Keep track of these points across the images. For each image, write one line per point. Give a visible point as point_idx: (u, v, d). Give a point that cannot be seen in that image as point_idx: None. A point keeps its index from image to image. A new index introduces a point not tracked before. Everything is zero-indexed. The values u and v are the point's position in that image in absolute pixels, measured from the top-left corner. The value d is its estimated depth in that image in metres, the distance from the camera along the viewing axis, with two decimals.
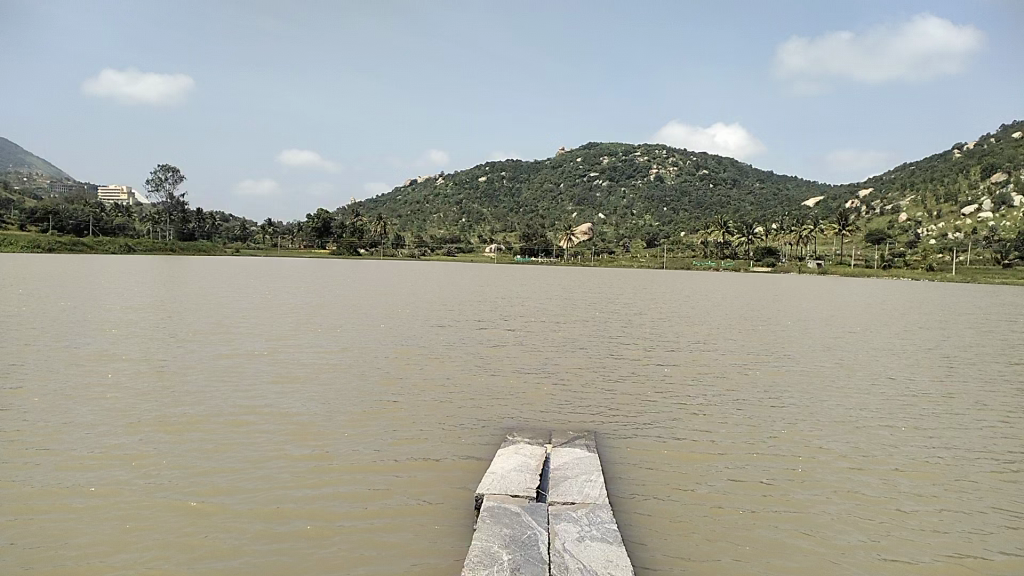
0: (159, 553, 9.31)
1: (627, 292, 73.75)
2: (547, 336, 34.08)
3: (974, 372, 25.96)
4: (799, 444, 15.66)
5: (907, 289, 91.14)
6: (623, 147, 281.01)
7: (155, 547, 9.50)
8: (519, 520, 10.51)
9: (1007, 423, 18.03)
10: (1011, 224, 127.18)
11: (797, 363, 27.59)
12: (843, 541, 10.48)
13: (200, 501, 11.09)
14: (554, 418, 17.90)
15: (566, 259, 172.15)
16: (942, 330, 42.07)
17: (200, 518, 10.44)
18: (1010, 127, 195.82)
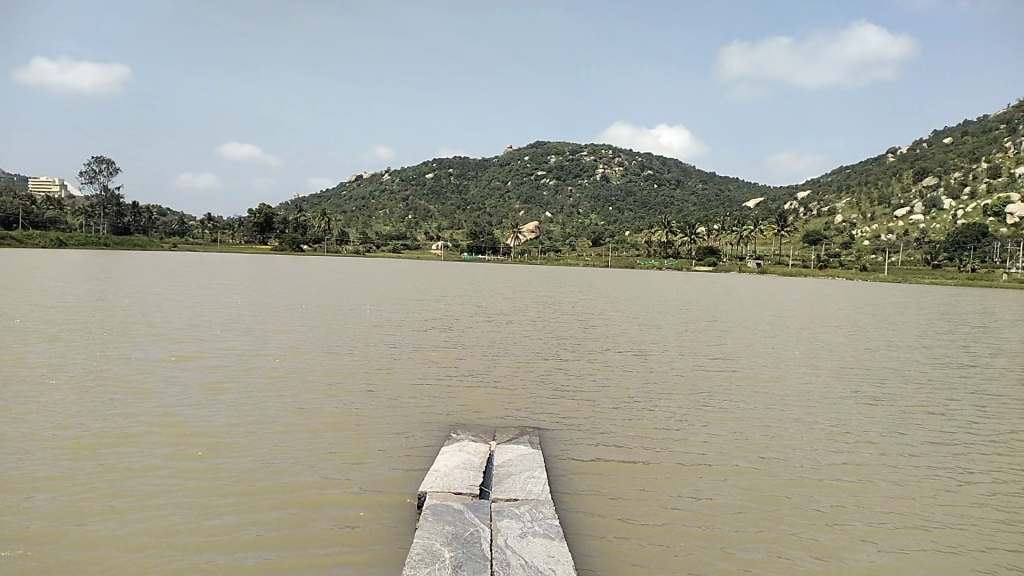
0: (95, 566, 8.81)
1: (572, 290, 74.01)
2: (493, 336, 33.57)
3: (909, 372, 26.78)
4: (740, 443, 15.83)
5: (841, 289, 94.06)
6: (569, 146, 282.22)
7: (86, 560, 8.98)
8: (462, 518, 10.49)
9: (936, 422, 18.58)
10: (941, 226, 132.20)
11: (741, 362, 27.93)
12: (782, 535, 10.72)
13: (140, 509, 10.54)
14: (503, 419, 17.57)
15: (513, 257, 172.55)
16: (877, 329, 43.44)
17: (139, 528, 9.90)
18: (940, 134, 203.14)
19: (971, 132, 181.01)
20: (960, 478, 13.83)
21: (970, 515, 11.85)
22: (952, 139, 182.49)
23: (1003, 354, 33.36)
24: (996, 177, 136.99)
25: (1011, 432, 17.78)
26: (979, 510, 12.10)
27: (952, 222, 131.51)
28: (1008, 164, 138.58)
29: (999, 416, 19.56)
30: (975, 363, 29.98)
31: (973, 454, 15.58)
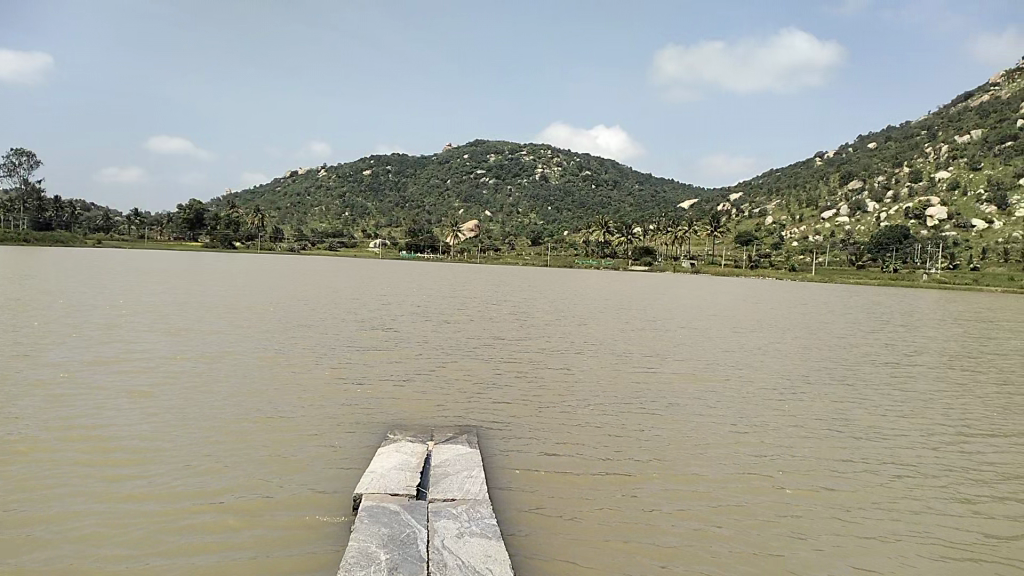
0: None
1: (510, 290, 73.96)
2: (433, 335, 33.22)
3: (835, 370, 27.72)
4: (675, 441, 16.10)
5: (772, 288, 96.85)
6: (508, 145, 282.58)
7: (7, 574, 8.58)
8: (397, 520, 10.36)
9: (860, 418, 19.25)
10: (865, 228, 137.08)
11: (676, 361, 28.43)
12: (717, 530, 10.95)
13: (65, 520, 10.11)
14: (443, 420, 17.37)
15: (451, 255, 172.06)
16: (806, 328, 44.80)
17: (61, 540, 9.49)
18: (865, 138, 210.43)
19: (895, 137, 187.99)
20: (888, 471, 14.27)
21: (897, 507, 12.23)
22: (876, 144, 189.25)
23: (926, 353, 34.70)
24: (917, 182, 142.82)
25: (931, 426, 18.52)
26: (904, 501, 12.50)
27: (876, 225, 136.54)
28: (928, 169, 144.57)
29: (920, 411, 20.34)
30: (899, 361, 31.05)
31: (900, 447, 16.07)
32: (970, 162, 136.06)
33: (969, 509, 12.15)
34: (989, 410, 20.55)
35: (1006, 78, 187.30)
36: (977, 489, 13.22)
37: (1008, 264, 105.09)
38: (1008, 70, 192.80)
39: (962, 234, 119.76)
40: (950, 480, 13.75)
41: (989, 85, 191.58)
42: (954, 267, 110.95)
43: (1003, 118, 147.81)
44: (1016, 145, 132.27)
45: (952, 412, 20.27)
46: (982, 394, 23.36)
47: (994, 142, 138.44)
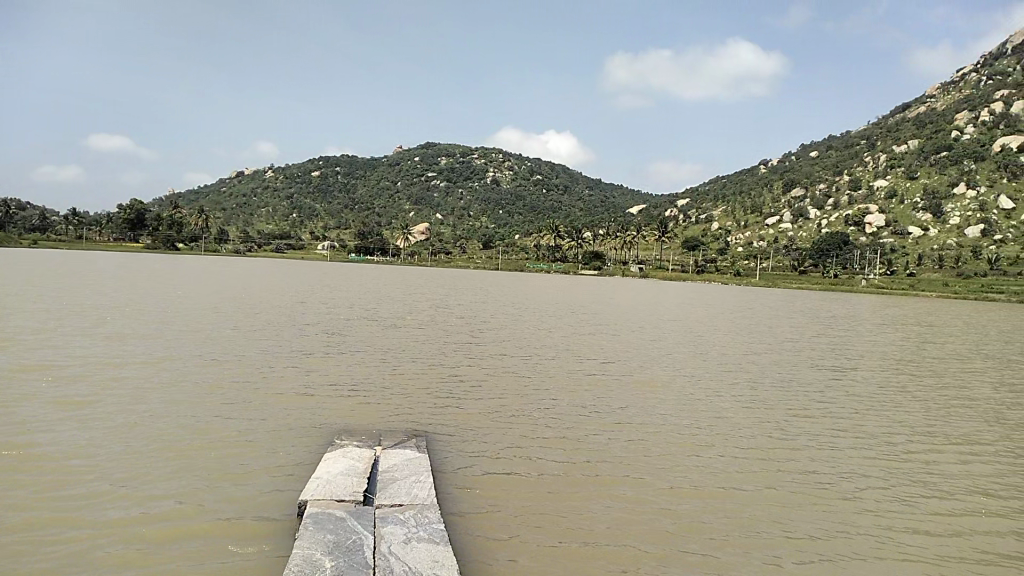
0: None
1: (461, 293, 73.70)
2: (383, 339, 32.84)
3: (777, 374, 28.38)
4: (622, 444, 16.23)
5: (718, 293, 98.70)
6: (459, 148, 281.98)
7: None
8: (343, 526, 10.23)
9: (801, 421, 19.75)
10: (806, 234, 140.65)
11: (624, 364, 28.72)
12: (663, 533, 11.13)
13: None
14: (392, 426, 17.13)
15: (402, 258, 171.04)
16: (751, 333, 45.81)
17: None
18: (807, 147, 216.00)
19: (836, 146, 193.42)
20: (832, 475, 14.56)
21: (839, 510, 12.48)
22: (818, 152, 194.43)
23: (869, 357, 35.62)
24: (857, 190, 146.93)
25: (869, 429, 19.06)
26: (845, 504, 12.77)
27: (817, 231, 140.03)
28: (867, 178, 148.99)
29: (858, 415, 20.95)
30: (843, 366, 31.75)
31: (839, 450, 16.57)
32: (907, 171, 140.64)
33: (905, 512, 12.46)
34: (923, 413, 21.32)
35: (941, 91, 194.12)
36: (917, 492, 13.56)
37: (943, 270, 108.89)
38: (943, 83, 199.83)
39: (899, 241, 123.76)
40: (891, 483, 14.08)
41: (925, 97, 198.26)
42: (892, 273, 114.48)
43: (937, 129, 153.17)
44: (950, 155, 137.25)
45: (892, 416, 20.83)
46: (921, 399, 24.03)
47: (929, 152, 143.39)
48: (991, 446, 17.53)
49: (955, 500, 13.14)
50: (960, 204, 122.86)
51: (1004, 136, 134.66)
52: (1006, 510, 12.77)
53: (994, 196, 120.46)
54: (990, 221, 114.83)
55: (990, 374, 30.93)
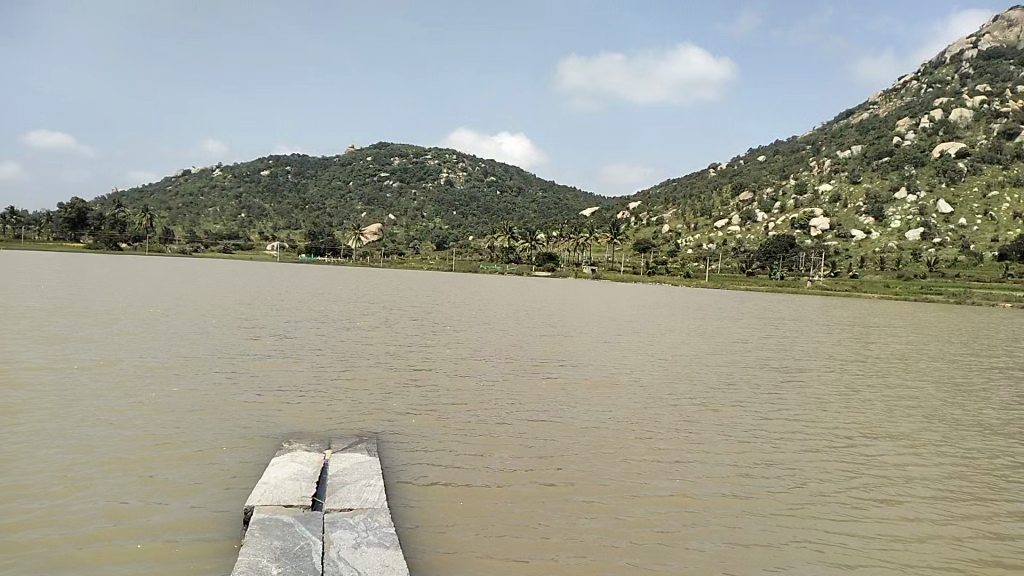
0: None
1: (414, 294, 73.19)
2: (335, 342, 32.43)
3: (726, 375, 28.82)
4: (573, 447, 16.30)
5: (668, 294, 100.00)
6: (412, 148, 280.44)
7: None
8: (292, 532, 10.06)
9: (749, 422, 20.09)
10: (754, 237, 143.39)
11: (575, 366, 28.87)
12: (613, 534, 11.21)
13: None
14: (345, 429, 16.85)
15: (354, 259, 169.39)
16: (700, 334, 46.50)
17: None
18: (755, 151, 220.39)
19: (783, 151, 197.78)
20: (783, 475, 14.75)
21: (788, 510, 12.67)
22: (765, 156, 198.50)
23: (817, 358, 36.35)
24: (802, 193, 150.34)
25: (814, 429, 19.47)
26: (793, 504, 12.96)
27: (764, 233, 142.93)
28: (812, 182, 152.55)
29: (804, 415, 21.38)
30: (792, 367, 32.33)
31: (785, 450, 16.89)
32: (851, 176, 144.47)
33: (853, 512, 12.67)
34: (866, 413, 21.90)
35: (883, 98, 199.88)
36: (864, 492, 13.82)
37: (883, 272, 112.20)
38: (885, 90, 205.74)
39: (842, 244, 127.03)
40: (839, 483, 14.31)
41: (867, 104, 203.96)
42: (835, 274, 117.46)
43: (879, 135, 157.74)
44: (891, 161, 141.45)
45: (836, 416, 21.33)
46: (864, 398, 24.67)
47: (871, 157, 147.56)
48: (932, 445, 17.98)
49: (898, 499, 13.44)
50: (900, 208, 126.57)
51: (942, 142, 139.41)
52: (949, 508, 13.08)
53: (933, 200, 124.48)
54: (929, 224, 118.72)
55: (932, 374, 31.84)
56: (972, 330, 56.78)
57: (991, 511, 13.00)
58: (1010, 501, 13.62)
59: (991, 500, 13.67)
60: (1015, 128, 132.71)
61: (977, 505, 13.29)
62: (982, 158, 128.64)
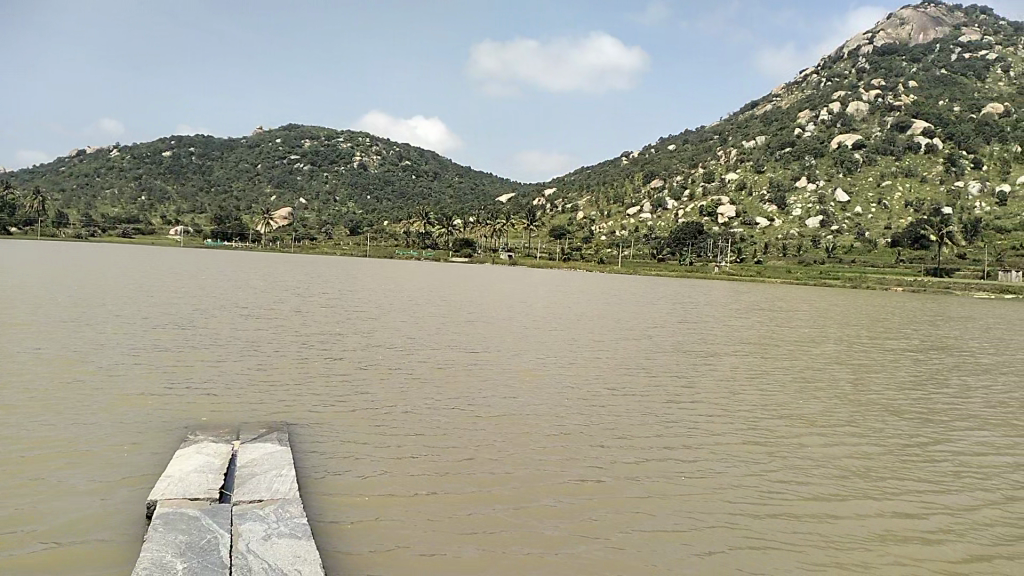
0: None
1: (326, 280, 71.51)
2: (246, 331, 31.13)
3: (640, 361, 29.44)
4: (487, 436, 16.31)
5: (582, 280, 101.43)
6: (324, 131, 274.01)
7: None
8: (197, 526, 9.75)
9: (660, 406, 20.58)
10: (665, 224, 146.94)
11: (491, 353, 28.92)
12: (526, 520, 11.35)
13: None
14: (255, 423, 16.15)
15: (263, 244, 164.85)
16: (614, 319, 47.37)
17: None
18: (667, 139, 225.19)
19: (692, 140, 203.03)
20: (701, 464, 14.90)
21: (705, 497, 12.80)
22: (676, 145, 203.17)
23: (731, 343, 37.27)
24: (710, 182, 154.60)
25: (722, 413, 20.12)
26: (708, 491, 13.16)
27: (674, 221, 146.53)
28: (719, 170, 157.25)
29: (713, 399, 22.10)
30: (707, 352, 33.17)
31: (695, 435, 17.35)
32: (755, 165, 149.44)
33: (770, 500, 12.85)
34: (772, 396, 22.80)
35: (786, 90, 207.46)
36: (778, 479, 14.07)
37: (786, 258, 116.87)
38: (788, 83, 213.41)
39: (748, 231, 131.57)
40: (751, 468, 14.74)
41: (772, 96, 211.28)
42: (741, 260, 121.46)
43: (782, 127, 163.91)
44: (793, 151, 147.18)
45: (743, 400, 22.10)
46: (770, 382, 25.66)
47: (774, 148, 153.14)
48: (847, 431, 18.50)
49: (814, 487, 13.71)
50: (801, 197, 131.85)
51: (839, 134, 145.99)
52: (860, 493, 13.44)
53: (831, 189, 130.29)
54: (828, 213, 124.30)
55: (841, 359, 33.08)
56: (872, 314, 59.59)
57: (904, 496, 13.37)
58: (919, 486, 14.06)
59: (904, 485, 14.08)
60: (906, 121, 140.25)
61: (889, 491, 13.66)
62: (877, 150, 135.50)
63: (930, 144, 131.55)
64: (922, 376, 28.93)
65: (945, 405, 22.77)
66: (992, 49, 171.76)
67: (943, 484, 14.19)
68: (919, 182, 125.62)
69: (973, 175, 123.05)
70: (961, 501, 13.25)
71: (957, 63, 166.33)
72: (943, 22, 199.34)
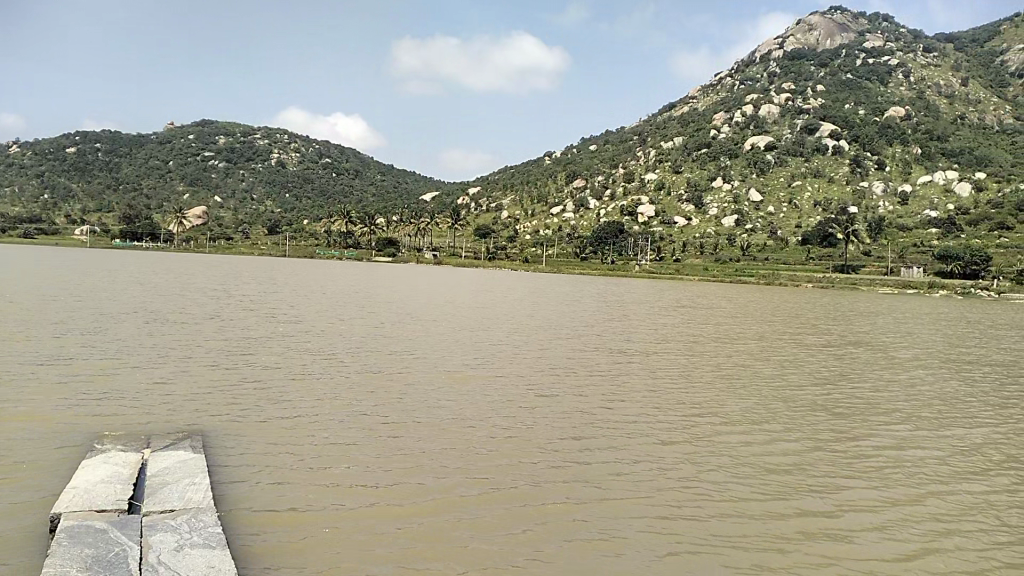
0: None
1: (245, 282, 69.44)
2: (158, 337, 29.84)
3: (568, 361, 29.75)
4: (413, 439, 16.14)
5: (504, 279, 101.81)
6: (239, 128, 266.49)
7: None
8: (104, 539, 9.37)
9: (586, 407, 20.73)
10: (587, 223, 148.78)
11: (416, 356, 28.61)
12: (453, 523, 11.34)
13: None
14: (168, 432, 15.50)
15: (177, 245, 159.36)
16: (539, 319, 47.71)
17: None
18: (588, 139, 228.11)
19: (613, 140, 206.26)
20: (629, 463, 15.04)
21: (630, 497, 12.98)
22: (597, 146, 206.02)
23: (656, 342, 37.92)
24: (630, 182, 157.43)
25: (647, 411, 20.47)
26: (636, 491, 13.27)
27: (596, 221, 148.57)
28: (639, 170, 160.27)
29: (638, 397, 22.46)
30: (632, 352, 33.68)
31: (620, 434, 17.58)
32: (673, 165, 152.80)
33: (697, 500, 13.03)
34: (695, 395, 23.32)
35: (702, 92, 213.06)
36: (701, 477, 14.31)
37: (703, 256, 119.96)
38: (704, 86, 219.22)
39: (667, 230, 134.54)
40: (672, 465, 15.06)
41: (688, 97, 216.55)
42: (661, 258, 124.02)
43: (699, 128, 168.24)
44: (709, 152, 151.25)
45: (667, 398, 22.54)
46: (693, 380, 26.22)
47: (692, 149, 157.15)
48: (774, 429, 18.99)
49: (734, 484, 14.05)
50: (717, 197, 135.74)
51: (753, 136, 151.00)
52: (779, 488, 13.93)
53: (745, 189, 134.63)
54: (742, 212, 128.26)
55: (763, 356, 34.03)
56: (789, 310, 61.77)
57: (829, 494, 13.73)
58: (841, 483, 14.50)
59: (828, 482, 14.48)
60: (815, 124, 146.00)
61: (813, 488, 14.04)
62: (788, 151, 141.05)
63: (837, 146, 137.55)
64: (836, 371, 30.13)
65: (860, 400, 23.72)
66: (893, 55, 180.28)
67: (864, 481, 14.65)
68: (828, 182, 130.94)
69: (876, 176, 129.34)
70: (876, 496, 13.76)
71: (861, 68, 174.03)
72: (847, 28, 208.28)
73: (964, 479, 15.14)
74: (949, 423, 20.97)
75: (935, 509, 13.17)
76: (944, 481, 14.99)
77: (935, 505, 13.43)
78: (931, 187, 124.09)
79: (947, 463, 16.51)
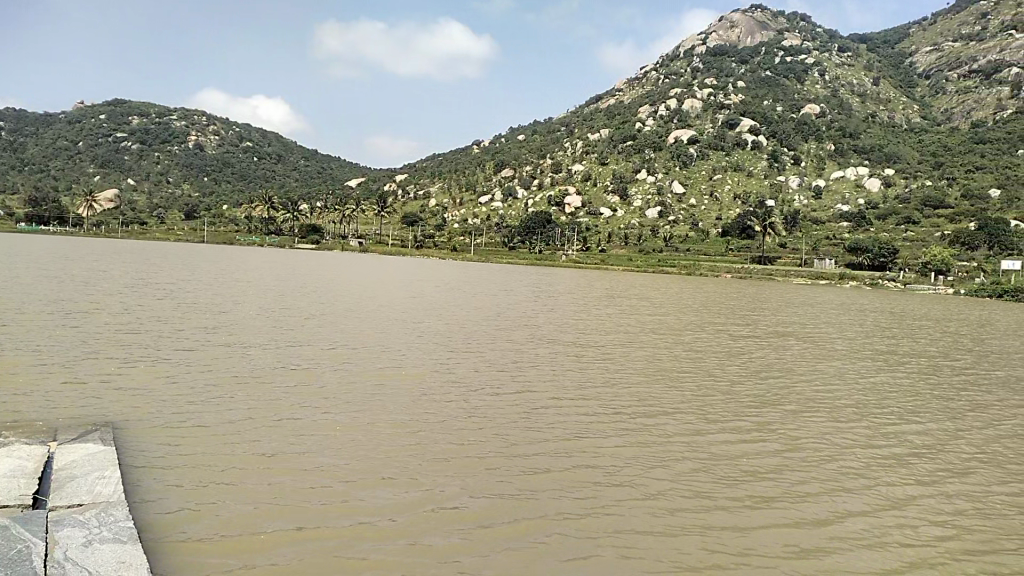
0: None
1: (164, 269, 66.69)
2: (69, 327, 28.38)
3: (502, 355, 29.78)
4: (341, 436, 15.83)
5: (433, 268, 101.16)
6: (153, 108, 255.98)
7: None
8: (6, 535, 8.96)
9: (520, 404, 20.69)
10: (515, 212, 149.38)
11: (348, 349, 28.06)
12: (378, 523, 11.16)
13: None
14: (81, 427, 14.80)
15: (86, 229, 152.56)
16: (472, 311, 47.41)
17: None
18: (516, 129, 228.54)
19: (541, 130, 207.26)
20: (572, 466, 14.99)
21: (564, 497, 13.06)
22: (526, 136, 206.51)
23: (590, 335, 38.31)
24: (558, 172, 158.39)
25: (582, 408, 20.60)
26: (572, 493, 13.30)
27: (524, 210, 149.20)
28: (566, 161, 161.64)
29: (573, 394, 22.55)
30: (566, 345, 33.86)
31: (557, 432, 17.63)
32: (600, 157, 154.59)
33: (641, 503, 13.05)
34: (629, 391, 23.60)
35: (628, 86, 216.05)
36: (647, 479, 14.39)
37: (627, 247, 121.91)
38: (631, 78, 222.18)
39: (593, 220, 136.12)
40: (605, 464, 15.22)
41: (615, 90, 219.46)
42: (587, 248, 125.28)
43: (624, 121, 170.81)
44: (634, 144, 153.87)
45: (602, 395, 22.70)
46: (628, 375, 26.48)
47: (618, 140, 159.70)
48: (717, 427, 19.23)
49: (668, 483, 14.30)
50: (642, 189, 138.52)
51: (676, 129, 154.36)
52: (709, 487, 14.23)
53: (668, 181, 137.24)
54: (665, 203, 131.32)
55: (698, 350, 34.58)
56: (719, 302, 63.14)
57: (765, 493, 14.07)
58: (774, 479, 14.92)
59: (772, 481, 14.79)
60: (736, 119, 150.49)
61: (744, 486, 14.40)
62: (710, 145, 144.83)
63: (756, 141, 142.08)
64: (764, 364, 30.94)
65: (788, 394, 24.44)
66: (810, 54, 186.40)
67: (795, 478, 15.13)
68: (747, 175, 135.11)
69: (792, 170, 134.09)
70: (802, 493, 14.19)
71: (780, 66, 179.82)
72: (767, 26, 214.56)
73: (900, 478, 15.65)
74: (890, 418, 21.66)
75: (860, 507, 13.68)
76: (889, 481, 15.44)
77: (877, 505, 13.81)
78: (843, 182, 129.63)
79: (894, 461, 17.02)
